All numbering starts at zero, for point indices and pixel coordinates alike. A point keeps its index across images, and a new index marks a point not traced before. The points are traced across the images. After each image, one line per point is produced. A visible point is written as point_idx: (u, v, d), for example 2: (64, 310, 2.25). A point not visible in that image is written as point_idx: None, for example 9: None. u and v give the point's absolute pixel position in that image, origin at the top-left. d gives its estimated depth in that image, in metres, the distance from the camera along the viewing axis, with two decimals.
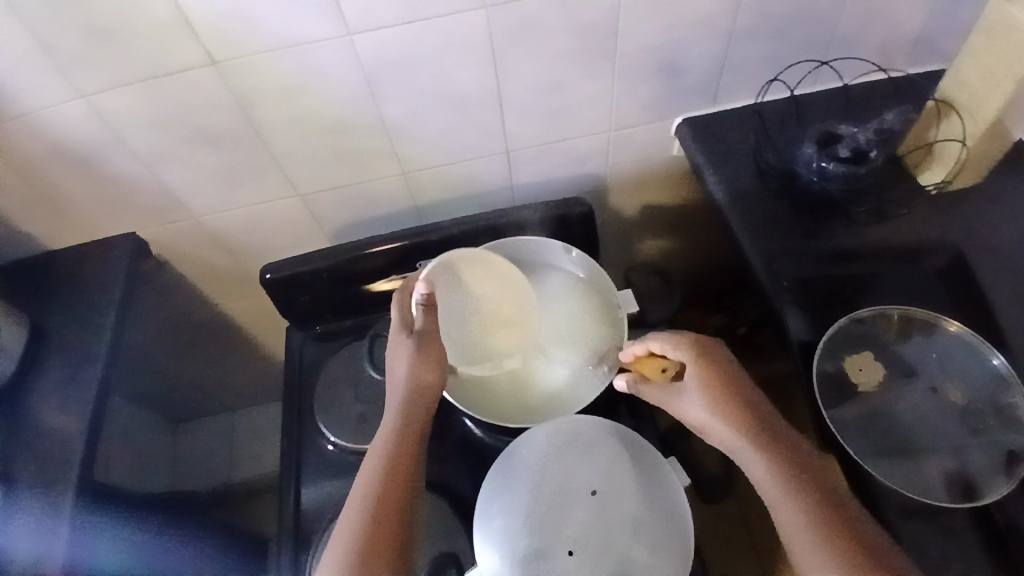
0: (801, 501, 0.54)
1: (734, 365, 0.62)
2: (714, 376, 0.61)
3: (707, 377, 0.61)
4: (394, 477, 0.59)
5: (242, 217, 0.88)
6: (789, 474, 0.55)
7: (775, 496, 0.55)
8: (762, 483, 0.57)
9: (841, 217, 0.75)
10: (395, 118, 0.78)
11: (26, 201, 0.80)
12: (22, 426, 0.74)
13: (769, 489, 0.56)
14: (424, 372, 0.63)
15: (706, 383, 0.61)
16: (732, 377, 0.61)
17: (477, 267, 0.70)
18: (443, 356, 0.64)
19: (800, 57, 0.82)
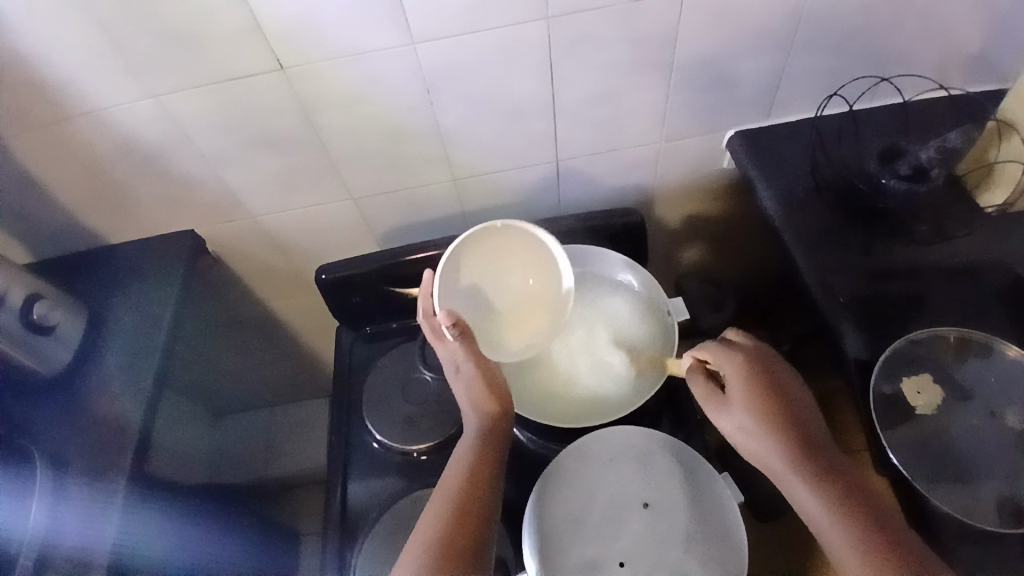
0: (852, 525, 0.53)
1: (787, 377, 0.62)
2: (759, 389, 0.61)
3: (754, 391, 0.61)
4: (465, 493, 0.60)
5: (296, 217, 0.90)
6: (840, 501, 0.55)
7: (827, 524, 0.54)
8: (811, 509, 0.56)
9: (901, 237, 0.74)
10: (448, 126, 0.79)
11: (94, 194, 0.83)
12: (81, 412, 0.76)
13: (819, 517, 0.55)
14: (486, 400, 0.63)
15: (758, 397, 0.60)
16: (781, 391, 0.61)
17: (507, 252, 0.68)
18: (499, 382, 0.64)
19: (859, 73, 0.81)
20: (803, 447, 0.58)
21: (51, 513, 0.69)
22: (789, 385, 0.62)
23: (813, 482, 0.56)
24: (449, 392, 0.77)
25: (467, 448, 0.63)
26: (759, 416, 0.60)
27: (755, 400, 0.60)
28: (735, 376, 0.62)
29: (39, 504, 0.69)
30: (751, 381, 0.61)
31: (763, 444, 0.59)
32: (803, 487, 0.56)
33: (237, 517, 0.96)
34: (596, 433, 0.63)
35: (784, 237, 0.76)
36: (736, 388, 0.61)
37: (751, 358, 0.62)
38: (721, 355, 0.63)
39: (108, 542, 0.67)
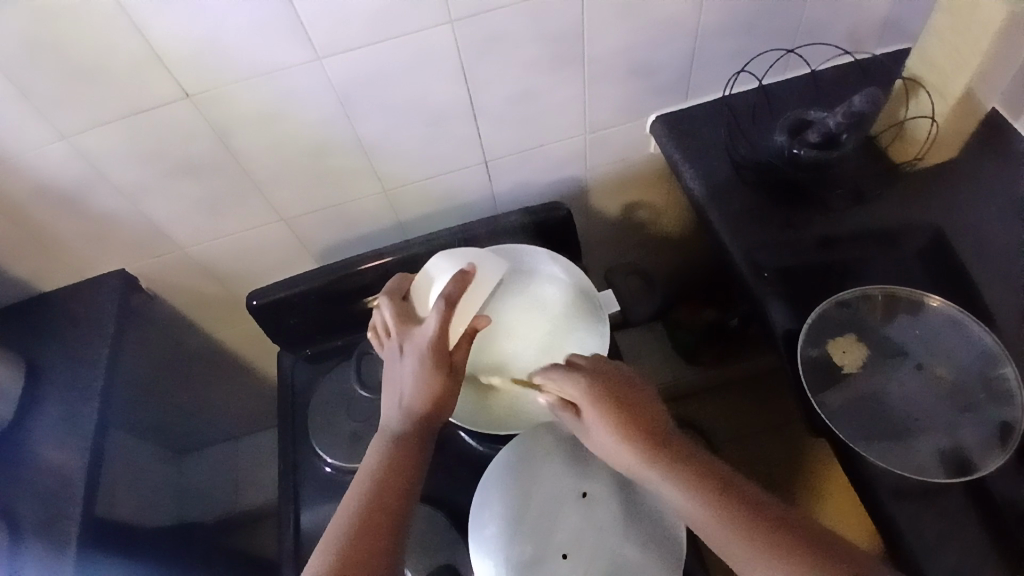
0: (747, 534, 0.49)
1: (631, 384, 0.59)
2: (610, 400, 0.56)
3: (604, 407, 0.56)
4: (384, 492, 0.56)
5: (228, 245, 0.89)
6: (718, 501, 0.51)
7: (715, 532, 0.50)
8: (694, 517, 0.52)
9: (818, 206, 0.75)
10: (370, 137, 0.79)
11: (16, 243, 0.81)
12: (24, 468, 0.74)
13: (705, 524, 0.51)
14: (437, 408, 0.60)
15: (610, 412, 0.56)
16: (630, 400, 0.57)
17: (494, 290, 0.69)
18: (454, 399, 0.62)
19: (769, 47, 0.83)
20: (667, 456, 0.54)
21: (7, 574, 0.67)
22: (640, 393, 0.59)
23: (690, 493, 0.52)
24: None
25: (392, 447, 0.59)
26: (615, 433, 0.56)
27: (610, 414, 0.56)
28: (582, 398, 0.57)
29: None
30: (598, 398, 0.56)
31: (630, 461, 0.55)
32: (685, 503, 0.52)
33: (204, 553, 0.95)
34: (531, 433, 0.63)
35: (708, 215, 0.77)
36: (587, 410, 0.57)
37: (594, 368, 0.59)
38: (562, 378, 0.58)
39: None
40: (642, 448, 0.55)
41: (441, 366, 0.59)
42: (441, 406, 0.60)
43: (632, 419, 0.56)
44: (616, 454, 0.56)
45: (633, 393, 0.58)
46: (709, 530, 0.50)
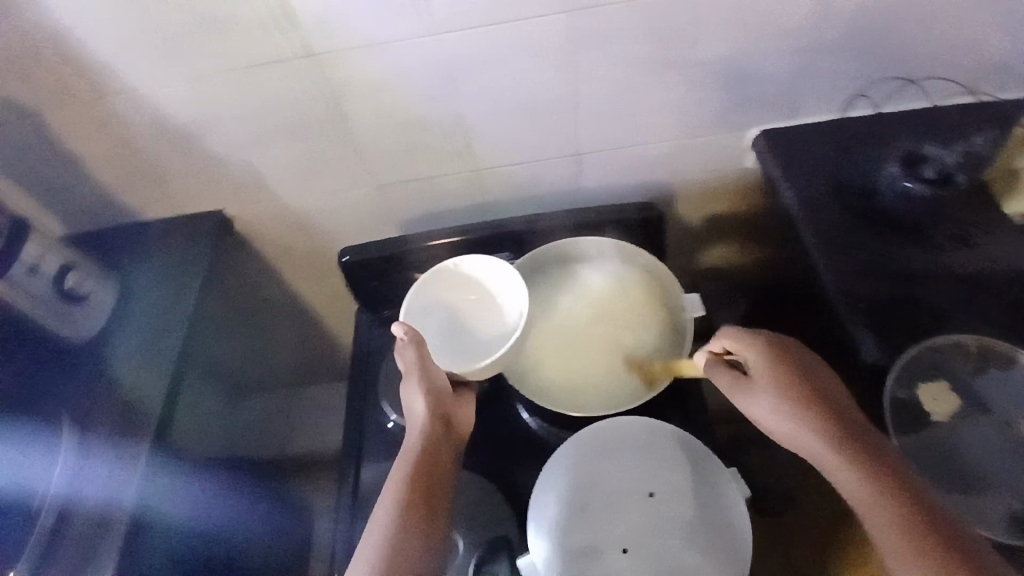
0: (900, 517, 0.51)
1: (811, 362, 0.63)
2: (786, 371, 0.62)
3: (779, 374, 0.62)
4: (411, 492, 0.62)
5: (319, 202, 0.92)
6: (872, 475, 0.54)
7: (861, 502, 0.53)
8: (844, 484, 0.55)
9: (919, 242, 0.73)
10: (471, 116, 0.80)
11: (128, 172, 0.86)
12: (108, 382, 0.79)
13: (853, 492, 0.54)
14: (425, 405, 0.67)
15: (783, 380, 0.62)
16: (807, 375, 0.62)
17: (453, 283, 0.79)
18: (442, 387, 0.68)
19: (888, 74, 0.80)
20: (839, 431, 0.57)
21: (73, 472, 0.72)
22: (822, 369, 0.62)
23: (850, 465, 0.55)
24: None
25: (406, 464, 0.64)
26: (781, 397, 0.61)
27: (783, 383, 0.61)
28: (759, 363, 0.63)
29: (62, 464, 0.72)
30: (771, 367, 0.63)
31: (793, 428, 0.59)
32: (842, 472, 0.55)
33: (253, 488, 0.99)
34: (597, 426, 0.63)
35: (803, 235, 0.76)
36: (760, 372, 0.63)
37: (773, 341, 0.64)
38: (742, 343, 0.65)
39: (130, 497, 0.71)
40: (813, 416, 0.59)
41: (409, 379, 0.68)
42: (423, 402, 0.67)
43: (805, 390, 0.60)
44: (776, 418, 0.61)
45: (813, 367, 0.62)
46: (856, 499, 0.54)
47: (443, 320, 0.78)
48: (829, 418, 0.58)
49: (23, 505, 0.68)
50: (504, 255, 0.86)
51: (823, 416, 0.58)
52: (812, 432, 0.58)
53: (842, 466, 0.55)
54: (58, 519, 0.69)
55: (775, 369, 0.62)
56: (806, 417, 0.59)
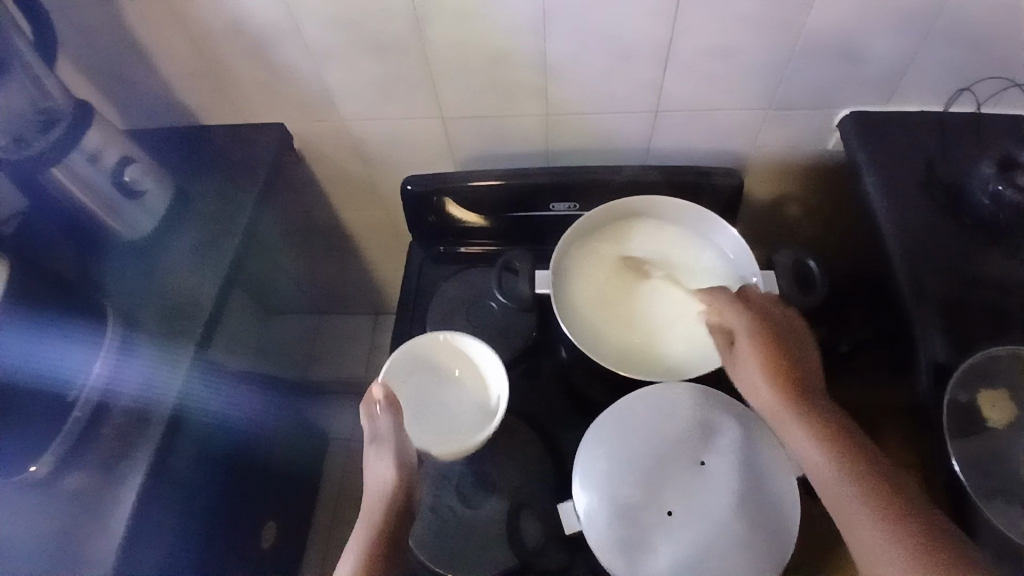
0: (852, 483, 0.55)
1: (787, 335, 0.64)
2: (764, 339, 0.63)
3: (760, 343, 0.63)
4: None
5: (383, 128, 0.90)
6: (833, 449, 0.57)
7: (818, 472, 0.57)
8: (805, 457, 0.58)
9: (1004, 249, 0.70)
10: (556, 56, 0.77)
11: (196, 72, 0.84)
12: (159, 282, 0.79)
13: (818, 467, 0.57)
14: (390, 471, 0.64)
15: (762, 348, 0.63)
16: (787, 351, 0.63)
17: (441, 353, 0.74)
18: (410, 454, 0.65)
19: (1001, 70, 0.75)
20: (799, 394, 0.61)
21: (116, 364, 0.71)
22: (798, 333, 0.64)
23: (806, 428, 0.59)
24: (515, 321, 0.80)
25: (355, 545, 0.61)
26: (756, 366, 0.63)
27: (761, 351, 0.63)
28: (743, 331, 0.64)
29: (106, 354, 0.70)
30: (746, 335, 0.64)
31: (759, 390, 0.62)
32: (796, 435, 0.59)
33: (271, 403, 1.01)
34: (657, 389, 0.68)
35: (881, 226, 0.73)
36: (745, 340, 0.64)
37: (762, 310, 0.65)
38: (732, 311, 0.66)
39: (171, 395, 0.70)
40: (778, 380, 0.61)
41: (374, 444, 0.65)
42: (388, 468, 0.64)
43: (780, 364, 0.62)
44: (752, 387, 0.63)
45: (792, 333, 0.64)
46: (806, 460, 0.58)
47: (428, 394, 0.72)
48: (793, 382, 0.61)
49: (60, 391, 0.65)
50: (569, 204, 0.84)
51: (795, 392, 0.61)
52: (774, 396, 0.61)
53: (798, 429, 0.59)
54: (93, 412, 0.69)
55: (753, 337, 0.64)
56: (773, 388, 0.61)
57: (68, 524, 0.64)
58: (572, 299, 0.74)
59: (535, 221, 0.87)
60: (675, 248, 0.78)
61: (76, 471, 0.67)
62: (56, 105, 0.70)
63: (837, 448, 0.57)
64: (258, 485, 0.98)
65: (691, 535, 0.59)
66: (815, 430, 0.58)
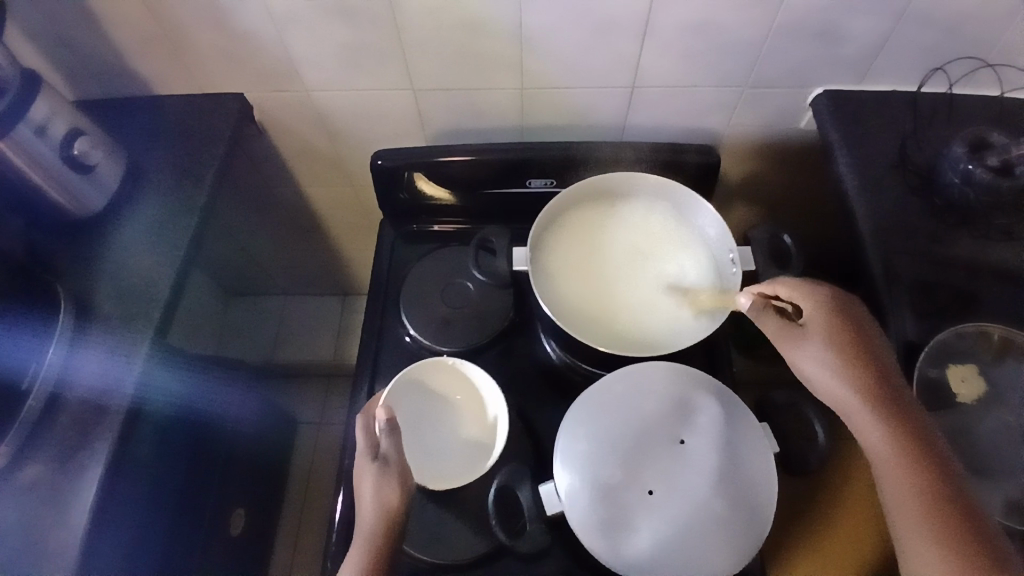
0: (917, 480, 0.52)
1: (867, 326, 0.60)
2: (839, 322, 0.59)
3: (839, 332, 0.59)
4: None
5: (351, 101, 0.86)
6: (909, 446, 0.53)
7: (885, 467, 0.53)
8: (874, 450, 0.54)
9: (971, 229, 0.71)
10: (533, 27, 0.74)
11: (148, 38, 0.78)
12: (112, 263, 0.75)
13: (884, 462, 0.53)
14: (387, 496, 0.60)
15: (834, 332, 0.59)
16: (868, 341, 0.59)
17: (447, 375, 0.74)
18: (408, 480, 0.62)
19: (972, 51, 0.76)
20: (877, 382, 0.56)
21: (68, 355, 0.67)
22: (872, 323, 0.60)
23: (882, 420, 0.54)
24: (493, 300, 0.78)
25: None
26: (832, 350, 0.58)
27: (835, 335, 0.59)
28: (814, 312, 0.61)
29: (57, 345, 0.67)
30: (825, 318, 0.60)
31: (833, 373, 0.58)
32: (869, 425, 0.55)
33: (234, 386, 0.97)
34: (637, 368, 0.67)
35: (854, 206, 0.74)
36: (814, 322, 0.60)
37: (835, 294, 0.61)
38: (803, 292, 0.62)
39: (130, 383, 0.67)
40: (856, 366, 0.57)
41: (370, 466, 0.62)
42: (386, 492, 0.60)
43: (864, 352, 0.58)
44: (818, 370, 0.59)
45: (865, 320, 0.60)
46: (875, 452, 0.54)
47: (425, 416, 0.73)
48: (871, 368, 0.57)
49: (13, 387, 0.63)
50: (545, 179, 0.82)
51: (875, 380, 0.56)
52: (849, 383, 0.57)
53: (872, 419, 0.55)
54: (47, 402, 0.65)
55: (833, 322, 0.60)
56: (851, 373, 0.57)
57: (26, 519, 0.60)
58: (550, 280, 0.73)
59: (510, 198, 0.85)
60: (654, 224, 0.78)
61: (32, 463, 0.63)
62: (2, 73, 0.64)
63: (909, 445, 0.53)
64: (224, 471, 0.95)
65: (671, 514, 0.60)
66: (890, 421, 0.54)
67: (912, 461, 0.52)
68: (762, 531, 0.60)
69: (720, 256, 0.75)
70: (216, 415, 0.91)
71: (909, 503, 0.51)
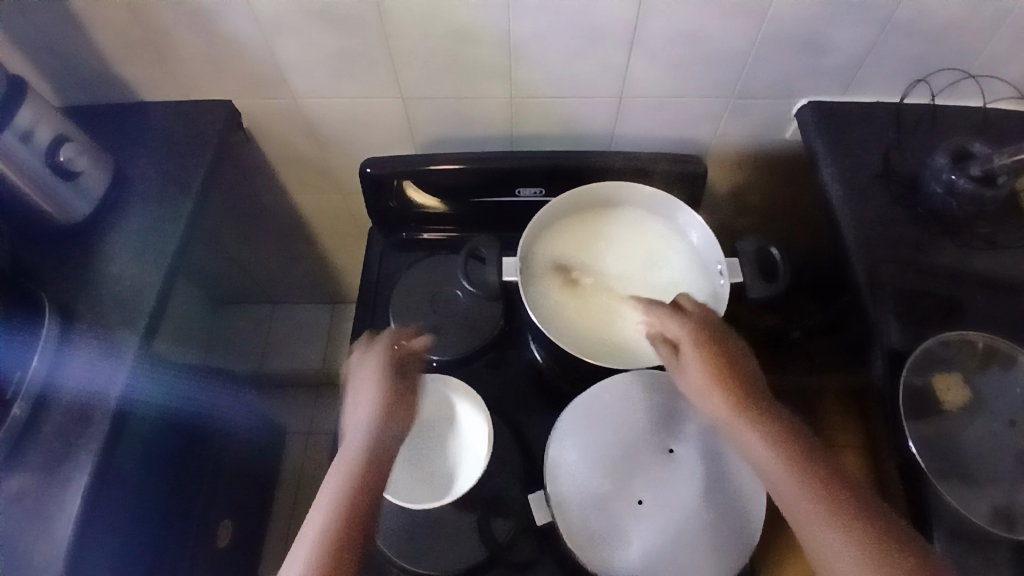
0: (808, 483, 0.55)
1: (738, 349, 0.62)
2: (710, 347, 0.62)
3: (706, 352, 0.62)
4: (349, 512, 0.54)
5: (340, 108, 0.86)
6: (790, 453, 0.57)
7: (777, 481, 0.56)
8: (763, 465, 0.58)
9: (953, 239, 0.72)
10: (522, 36, 0.74)
11: (134, 44, 0.78)
12: (96, 270, 0.74)
13: (776, 480, 0.56)
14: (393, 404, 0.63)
15: (706, 356, 0.61)
16: (731, 355, 0.62)
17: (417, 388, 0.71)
18: (413, 393, 0.65)
19: (953, 63, 0.77)
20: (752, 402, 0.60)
21: (54, 359, 0.66)
22: (734, 342, 0.63)
23: (760, 433, 0.58)
24: (483, 309, 0.78)
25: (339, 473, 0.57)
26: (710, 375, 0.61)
27: (707, 357, 0.61)
28: (686, 339, 0.63)
29: (44, 349, 0.66)
30: (700, 342, 0.62)
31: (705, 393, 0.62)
32: (751, 441, 0.58)
33: (221, 395, 0.96)
34: (623, 378, 0.68)
35: (839, 215, 0.75)
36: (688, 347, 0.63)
37: (698, 315, 0.65)
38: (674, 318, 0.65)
39: (117, 388, 0.66)
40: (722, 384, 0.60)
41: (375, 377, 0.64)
42: (392, 399, 0.63)
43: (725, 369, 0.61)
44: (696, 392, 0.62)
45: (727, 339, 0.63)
46: (766, 467, 0.57)
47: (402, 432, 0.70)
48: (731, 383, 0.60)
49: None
50: (534, 188, 0.83)
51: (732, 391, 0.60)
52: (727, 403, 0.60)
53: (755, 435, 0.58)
54: (33, 408, 0.64)
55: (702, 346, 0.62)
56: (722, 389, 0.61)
57: (10, 532, 0.59)
58: (538, 287, 0.73)
59: (499, 206, 0.85)
60: (642, 233, 0.78)
61: (18, 471, 0.62)
62: None
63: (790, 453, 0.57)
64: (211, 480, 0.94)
65: (661, 524, 0.60)
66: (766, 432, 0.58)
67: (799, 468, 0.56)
68: (751, 540, 0.60)
69: (707, 266, 0.75)
70: (202, 423, 0.90)
71: (805, 513, 0.54)
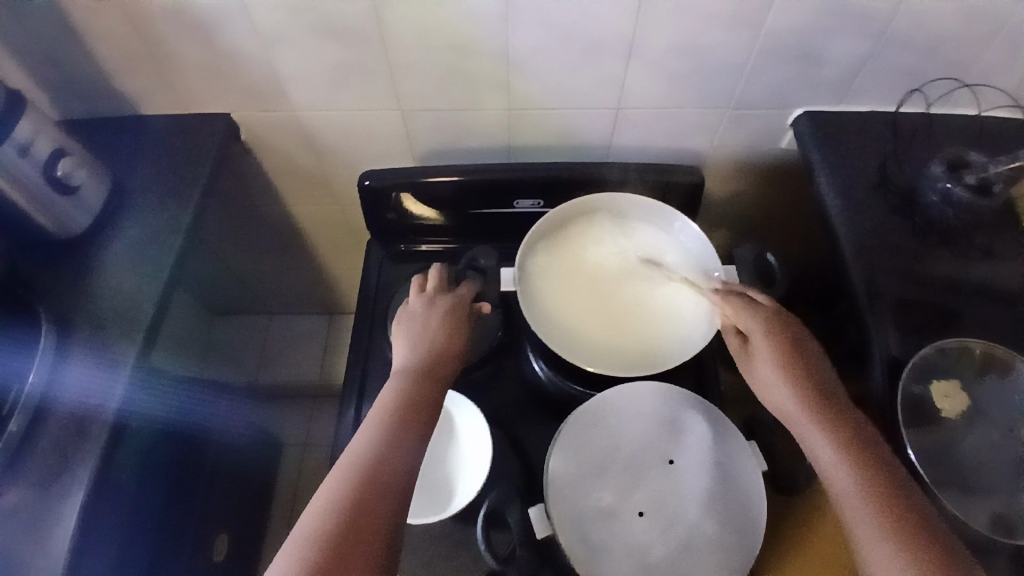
0: (871, 491, 0.53)
1: (816, 354, 0.62)
2: (785, 347, 0.62)
3: (781, 352, 0.62)
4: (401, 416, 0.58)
5: (338, 120, 0.86)
6: (860, 461, 0.55)
7: (840, 487, 0.55)
8: (829, 470, 0.56)
9: (950, 247, 0.72)
10: (520, 48, 0.75)
11: (134, 57, 0.78)
12: (94, 283, 0.74)
13: (839, 481, 0.55)
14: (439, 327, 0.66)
15: (781, 352, 0.62)
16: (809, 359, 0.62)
17: None
18: (459, 315, 0.68)
19: (948, 73, 0.78)
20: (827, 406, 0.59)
21: (52, 371, 0.66)
22: (813, 348, 0.63)
23: (831, 438, 0.57)
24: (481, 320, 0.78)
25: (381, 425, 0.57)
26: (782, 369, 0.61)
27: (782, 355, 0.62)
28: (757, 332, 0.64)
29: (41, 361, 0.66)
30: (776, 340, 0.63)
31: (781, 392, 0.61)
32: (821, 444, 0.57)
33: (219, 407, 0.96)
34: (627, 385, 0.68)
35: (836, 225, 0.75)
36: (758, 341, 0.64)
37: (775, 314, 0.65)
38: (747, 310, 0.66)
39: (115, 400, 0.66)
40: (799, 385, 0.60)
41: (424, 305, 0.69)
42: (439, 322, 0.67)
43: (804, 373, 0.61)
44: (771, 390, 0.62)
45: (806, 342, 0.63)
46: (831, 470, 0.56)
47: None
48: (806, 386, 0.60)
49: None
50: (532, 200, 0.83)
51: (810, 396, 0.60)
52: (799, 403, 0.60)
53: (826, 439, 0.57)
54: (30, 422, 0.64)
55: (779, 341, 0.63)
56: (796, 389, 0.61)
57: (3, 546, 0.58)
58: (535, 298, 0.73)
59: (497, 218, 0.85)
60: (640, 241, 0.78)
61: (12, 486, 0.61)
62: None
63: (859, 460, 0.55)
64: (208, 492, 0.93)
65: (661, 536, 0.60)
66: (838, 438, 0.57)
67: (866, 475, 0.54)
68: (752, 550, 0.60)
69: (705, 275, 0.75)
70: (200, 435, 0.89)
71: (860, 510, 0.53)
